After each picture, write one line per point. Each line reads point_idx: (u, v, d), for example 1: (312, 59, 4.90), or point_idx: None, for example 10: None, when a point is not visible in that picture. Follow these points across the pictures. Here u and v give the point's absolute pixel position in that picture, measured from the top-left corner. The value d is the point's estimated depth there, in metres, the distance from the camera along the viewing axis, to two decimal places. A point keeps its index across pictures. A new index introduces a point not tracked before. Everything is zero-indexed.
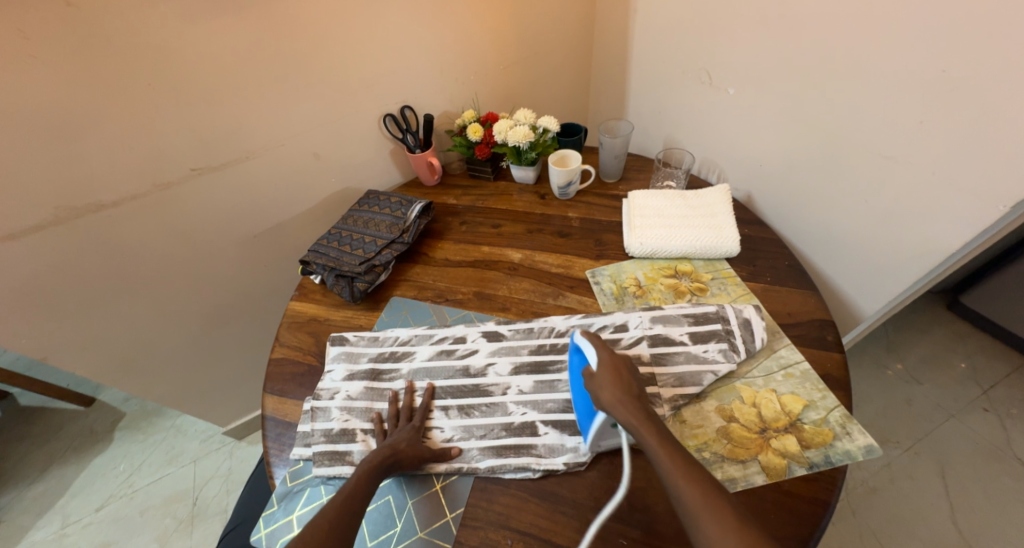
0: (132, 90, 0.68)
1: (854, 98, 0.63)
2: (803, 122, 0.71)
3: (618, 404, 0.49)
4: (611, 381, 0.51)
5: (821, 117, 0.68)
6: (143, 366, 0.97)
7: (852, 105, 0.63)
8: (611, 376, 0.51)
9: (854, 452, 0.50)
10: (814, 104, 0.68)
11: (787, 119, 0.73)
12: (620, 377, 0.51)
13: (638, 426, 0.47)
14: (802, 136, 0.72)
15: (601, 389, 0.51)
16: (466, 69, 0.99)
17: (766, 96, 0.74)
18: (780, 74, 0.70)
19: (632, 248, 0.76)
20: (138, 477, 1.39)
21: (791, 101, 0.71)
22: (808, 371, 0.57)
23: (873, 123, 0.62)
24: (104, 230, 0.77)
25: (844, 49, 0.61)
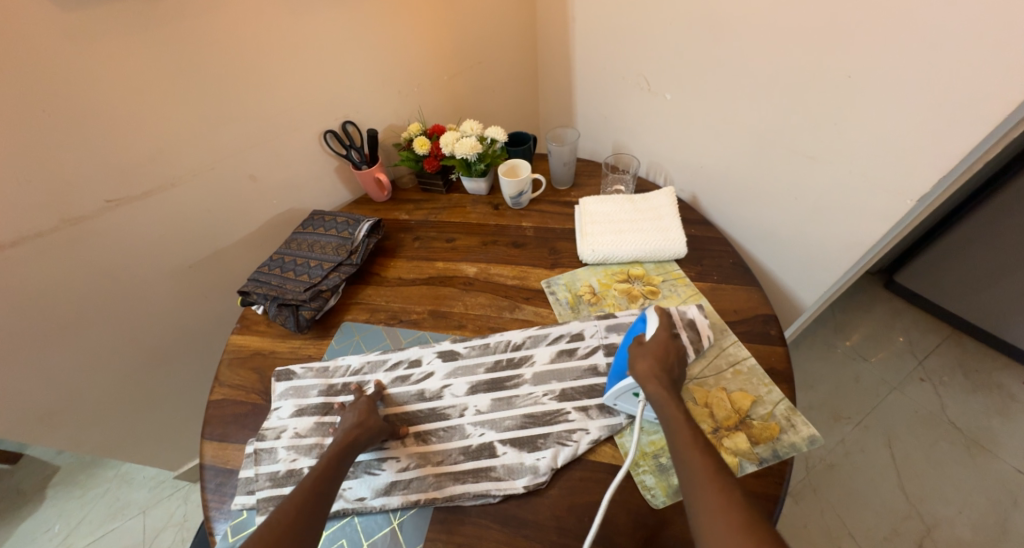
0: (28, 119, 0.62)
1: (778, 101, 0.66)
2: (735, 126, 0.73)
3: (651, 379, 0.50)
4: (654, 355, 0.52)
5: (750, 119, 0.70)
6: (69, 417, 0.88)
7: (776, 107, 0.66)
8: (655, 353, 0.52)
9: (799, 444, 0.51)
10: (743, 108, 0.71)
11: (721, 122, 0.75)
12: (664, 357, 0.52)
13: (665, 404, 0.47)
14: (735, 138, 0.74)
15: (639, 360, 0.52)
16: (408, 81, 0.97)
17: (699, 100, 0.76)
18: (710, 79, 0.73)
19: (585, 255, 0.76)
20: (79, 536, 1.28)
21: (722, 105, 0.73)
22: (754, 366, 0.58)
23: (797, 125, 0.65)
24: (7, 273, 0.69)
25: (765, 55, 0.64)
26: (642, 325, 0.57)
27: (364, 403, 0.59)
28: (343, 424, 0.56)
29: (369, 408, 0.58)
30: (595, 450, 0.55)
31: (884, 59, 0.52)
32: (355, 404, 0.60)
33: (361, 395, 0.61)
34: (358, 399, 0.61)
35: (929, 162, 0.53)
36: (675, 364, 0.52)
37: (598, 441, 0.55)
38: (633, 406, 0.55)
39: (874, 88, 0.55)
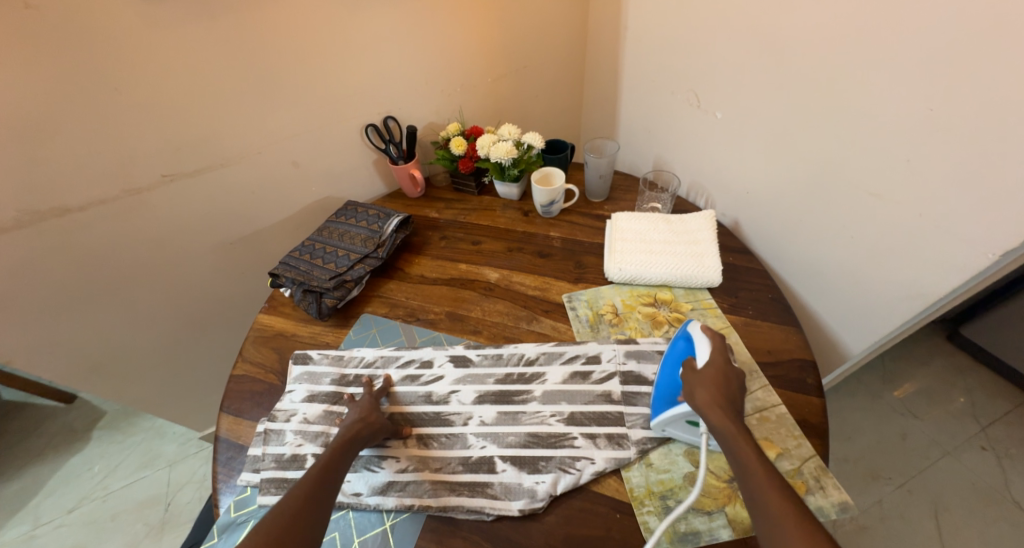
0: (98, 94, 0.66)
1: (843, 129, 0.60)
2: (790, 151, 0.68)
3: (715, 408, 0.46)
4: (713, 382, 0.48)
5: (809, 146, 0.65)
6: (112, 372, 0.94)
7: (839, 136, 0.61)
8: (714, 380, 0.48)
9: (827, 509, 0.45)
10: (802, 133, 0.66)
11: (776, 147, 0.70)
12: (724, 382, 0.48)
13: (733, 436, 0.44)
14: (789, 164, 0.69)
15: (698, 386, 0.48)
16: (453, 81, 0.97)
17: (754, 121, 0.72)
18: (769, 100, 0.68)
19: (612, 273, 0.72)
20: (113, 479, 1.36)
21: (778, 128, 0.69)
22: (784, 415, 0.52)
23: (863, 156, 0.59)
24: (69, 235, 0.74)
25: (833, 78, 0.59)
26: (688, 345, 0.54)
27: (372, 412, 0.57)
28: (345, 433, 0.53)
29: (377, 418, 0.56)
30: (599, 481, 0.51)
31: (973, 93, 0.47)
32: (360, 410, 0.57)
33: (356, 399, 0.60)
34: (355, 402, 0.60)
35: (1018, 212, 0.47)
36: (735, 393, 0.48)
37: (603, 472, 0.52)
38: (686, 433, 0.51)
39: (958, 124, 0.49)
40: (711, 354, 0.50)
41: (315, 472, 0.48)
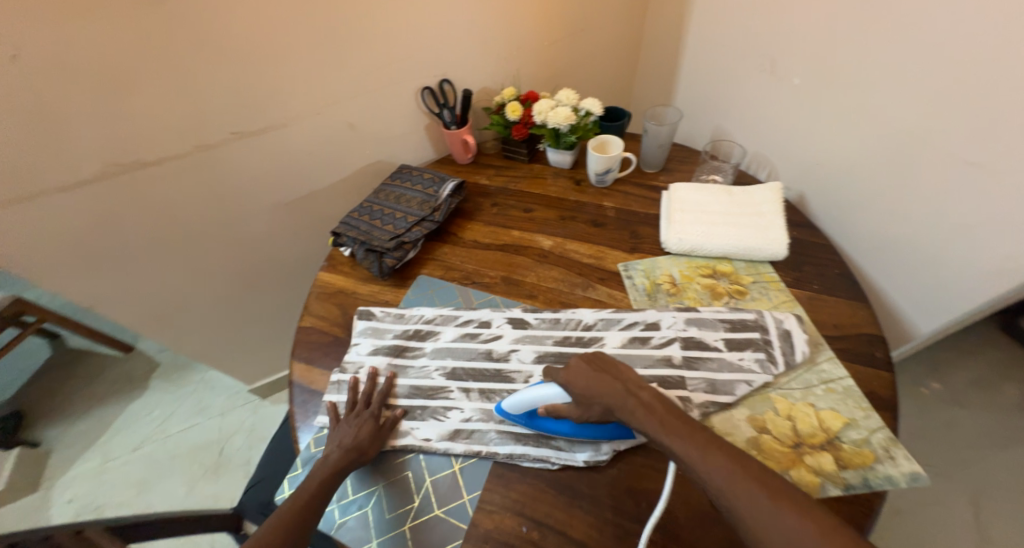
0: (176, 48, 0.67)
1: (942, 92, 0.57)
2: (875, 116, 0.65)
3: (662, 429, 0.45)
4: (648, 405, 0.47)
5: (899, 112, 0.62)
6: (179, 320, 1.01)
7: (935, 100, 0.58)
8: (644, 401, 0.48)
9: (897, 478, 0.45)
10: (893, 98, 0.63)
11: (861, 112, 0.67)
12: (609, 386, 0.50)
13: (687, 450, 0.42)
14: (874, 131, 0.66)
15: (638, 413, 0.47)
16: (509, 43, 0.95)
17: (840, 85, 0.69)
18: (856, 64, 0.66)
19: (670, 244, 0.72)
20: (171, 423, 1.48)
21: (868, 91, 0.65)
22: (851, 387, 0.53)
23: (961, 122, 0.56)
24: (147, 187, 0.78)
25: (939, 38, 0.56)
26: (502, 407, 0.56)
27: (329, 459, 0.53)
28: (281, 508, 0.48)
29: (332, 471, 0.52)
30: None
31: None
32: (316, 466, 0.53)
33: (361, 408, 0.59)
34: (359, 412, 0.58)
35: None
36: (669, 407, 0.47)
37: None
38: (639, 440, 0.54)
39: None
40: (552, 383, 0.53)
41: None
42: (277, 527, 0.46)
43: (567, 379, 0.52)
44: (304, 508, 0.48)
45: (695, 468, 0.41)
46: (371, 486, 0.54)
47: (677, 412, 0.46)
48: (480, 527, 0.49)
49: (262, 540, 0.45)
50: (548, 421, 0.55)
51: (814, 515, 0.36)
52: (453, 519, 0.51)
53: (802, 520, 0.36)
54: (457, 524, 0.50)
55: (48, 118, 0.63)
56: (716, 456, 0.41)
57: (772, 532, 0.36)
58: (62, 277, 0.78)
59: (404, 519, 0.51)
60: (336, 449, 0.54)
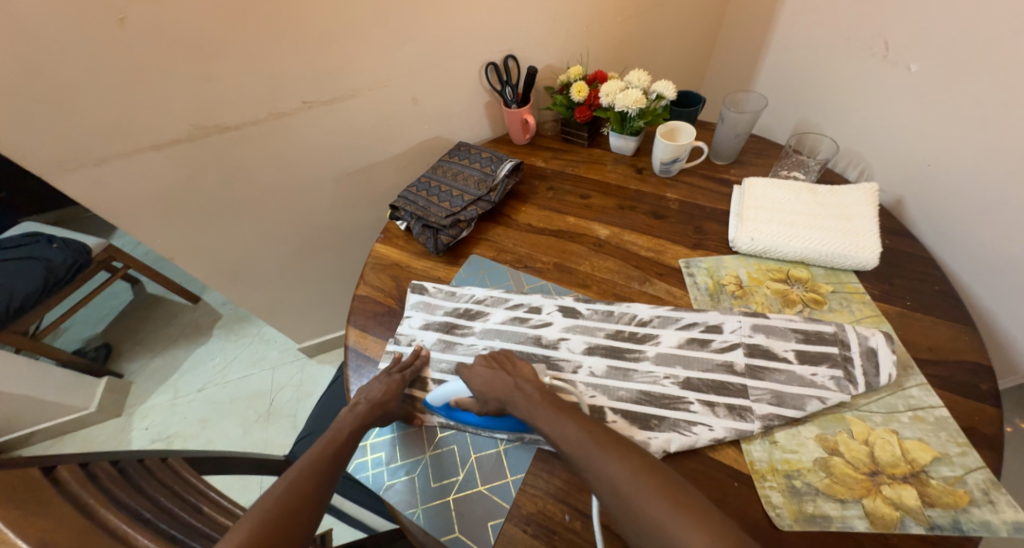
0: (263, 15, 0.69)
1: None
2: (1015, 117, 0.58)
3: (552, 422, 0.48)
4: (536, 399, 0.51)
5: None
6: (243, 277, 1.06)
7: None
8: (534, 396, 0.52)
9: (995, 525, 0.40)
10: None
11: (997, 112, 0.60)
12: (500, 380, 0.54)
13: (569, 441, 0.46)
14: (1010, 135, 0.59)
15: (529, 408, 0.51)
16: (583, 19, 0.91)
17: (974, 79, 0.62)
18: (997, 50, 0.59)
19: (740, 243, 0.67)
20: (230, 371, 1.58)
21: (1010, 87, 0.58)
22: (945, 419, 0.47)
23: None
24: (226, 151, 0.82)
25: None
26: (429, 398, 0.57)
27: (356, 409, 0.55)
28: (310, 449, 0.51)
29: (360, 420, 0.54)
30: (715, 448, 0.50)
31: None
32: (345, 416, 0.55)
33: (392, 373, 0.60)
34: (390, 375, 0.59)
35: None
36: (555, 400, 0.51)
37: (722, 441, 0.49)
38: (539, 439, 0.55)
39: None
40: (457, 383, 0.55)
41: (286, 484, 0.45)
42: (314, 462, 0.49)
43: (466, 375, 0.55)
44: (338, 450, 0.51)
45: (556, 439, 0.47)
46: (418, 454, 0.55)
47: (553, 397, 0.52)
48: (522, 509, 0.49)
49: (300, 471, 0.47)
50: (464, 412, 0.56)
51: (641, 465, 0.43)
52: (496, 497, 0.51)
53: (623, 466, 0.43)
54: (499, 502, 0.50)
55: (145, 79, 0.67)
56: (571, 426, 0.47)
57: (606, 482, 0.42)
58: (148, 230, 0.84)
59: (449, 491, 0.52)
60: (364, 400, 0.56)
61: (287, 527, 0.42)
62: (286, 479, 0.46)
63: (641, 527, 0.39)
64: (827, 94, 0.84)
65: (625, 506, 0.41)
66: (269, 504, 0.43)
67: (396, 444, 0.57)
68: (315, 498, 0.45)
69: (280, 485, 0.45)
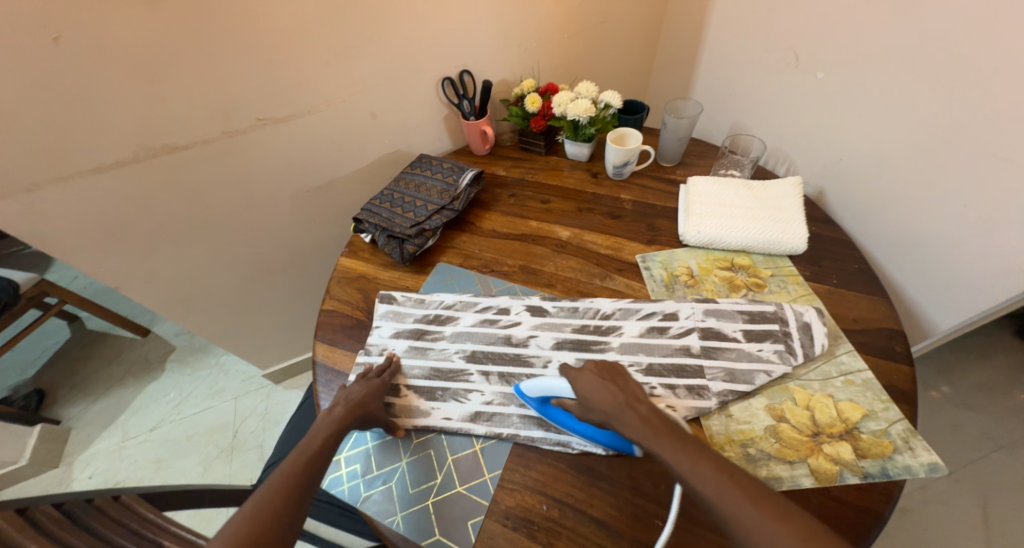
0: (211, 34, 0.69)
1: (977, 92, 0.59)
2: (909, 114, 0.67)
3: (620, 412, 0.49)
4: (603, 391, 0.51)
5: (932, 110, 0.65)
6: (197, 303, 1.02)
7: (970, 100, 0.60)
8: (600, 385, 0.52)
9: (916, 468, 0.46)
10: (929, 96, 0.64)
11: (891, 110, 0.69)
12: (610, 395, 0.50)
13: (642, 432, 0.46)
14: (905, 129, 0.68)
15: (596, 401, 0.51)
16: (531, 35, 0.96)
17: (869, 84, 0.71)
18: (886, 59, 0.68)
19: (688, 236, 0.72)
20: (186, 406, 1.50)
21: (900, 89, 0.67)
22: (871, 380, 0.54)
23: (994, 122, 0.58)
24: (176, 171, 0.79)
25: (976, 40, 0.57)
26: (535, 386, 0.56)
27: (334, 412, 0.54)
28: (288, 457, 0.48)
29: (341, 422, 0.53)
30: None
31: None
32: (323, 419, 0.54)
33: (371, 376, 0.60)
34: (368, 378, 0.60)
35: None
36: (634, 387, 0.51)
37: (683, 419, 0.53)
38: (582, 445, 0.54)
39: None
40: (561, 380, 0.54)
41: (264, 501, 0.43)
42: (296, 466, 0.47)
43: (575, 379, 0.53)
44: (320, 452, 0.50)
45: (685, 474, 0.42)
46: (395, 462, 0.56)
47: (671, 422, 0.46)
48: (501, 504, 0.51)
49: (281, 476, 0.46)
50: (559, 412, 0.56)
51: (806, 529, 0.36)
52: (473, 496, 0.52)
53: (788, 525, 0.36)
54: (477, 500, 0.52)
55: (85, 98, 0.65)
56: (707, 466, 0.42)
57: (721, 509, 0.39)
58: (91, 257, 0.80)
59: (427, 494, 0.53)
60: (342, 403, 0.55)
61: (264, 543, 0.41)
62: (267, 484, 0.44)
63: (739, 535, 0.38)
64: (754, 101, 0.93)
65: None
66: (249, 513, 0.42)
67: (371, 455, 0.57)
68: (291, 514, 0.43)
69: (259, 492, 0.44)
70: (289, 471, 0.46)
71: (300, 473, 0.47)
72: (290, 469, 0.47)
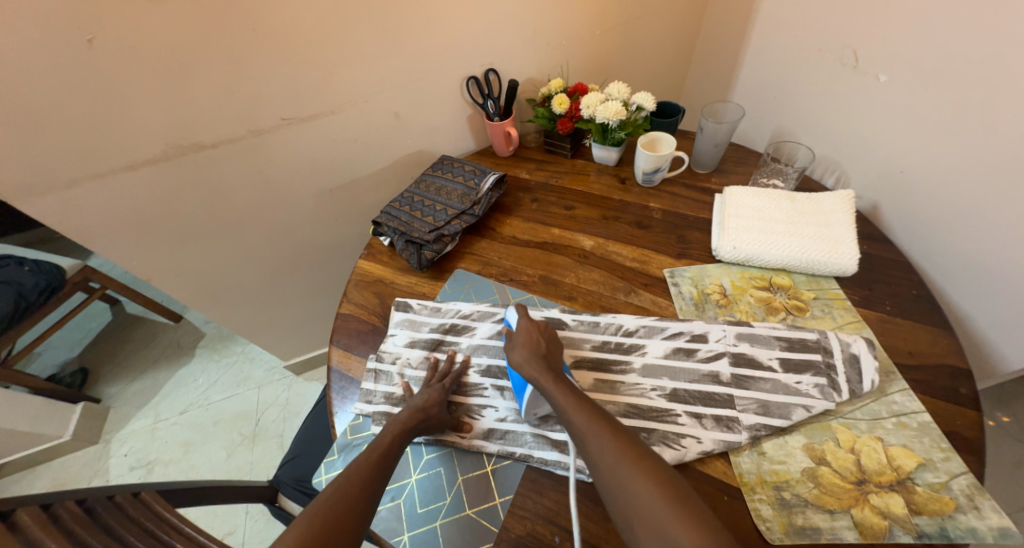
0: (240, 34, 0.68)
1: None
2: (984, 124, 0.60)
3: (527, 362, 0.54)
4: (524, 342, 0.56)
5: (1013, 121, 0.57)
6: (223, 297, 1.04)
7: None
8: (526, 336, 0.57)
9: (981, 531, 0.41)
10: (1010, 104, 0.57)
11: (963, 119, 0.62)
12: (535, 342, 0.56)
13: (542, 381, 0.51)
14: (979, 141, 0.61)
15: (513, 349, 0.56)
16: (563, 33, 0.92)
17: (937, 89, 0.64)
18: (961, 62, 0.61)
19: (723, 251, 0.67)
20: (213, 392, 1.54)
21: (975, 96, 0.60)
22: (928, 424, 0.48)
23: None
24: (204, 169, 0.80)
25: None
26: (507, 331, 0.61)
27: (398, 414, 0.53)
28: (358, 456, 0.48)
29: (403, 423, 0.52)
30: (704, 462, 0.49)
31: None
32: (386, 422, 0.53)
33: (435, 381, 0.59)
34: (432, 384, 0.59)
35: None
36: (549, 345, 0.57)
37: (710, 454, 0.49)
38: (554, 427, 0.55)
39: None
40: (517, 321, 0.60)
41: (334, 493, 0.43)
42: (368, 462, 0.47)
43: (516, 329, 0.58)
44: (382, 455, 0.48)
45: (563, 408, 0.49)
46: (405, 478, 0.54)
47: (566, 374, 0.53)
48: (511, 533, 0.48)
49: (347, 479, 0.45)
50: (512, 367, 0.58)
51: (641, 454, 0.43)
52: (483, 521, 0.50)
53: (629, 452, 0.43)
54: (487, 526, 0.49)
55: (118, 98, 0.66)
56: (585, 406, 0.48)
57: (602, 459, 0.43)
58: (123, 251, 0.82)
59: (436, 516, 0.51)
60: (405, 405, 0.54)
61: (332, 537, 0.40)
62: (333, 485, 0.44)
63: (614, 491, 0.42)
64: (801, 104, 0.86)
65: (609, 484, 0.42)
66: (317, 513, 0.41)
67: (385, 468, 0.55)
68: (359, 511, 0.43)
69: (325, 492, 0.43)
70: (354, 473, 0.45)
71: (367, 477, 0.45)
72: (356, 471, 0.46)
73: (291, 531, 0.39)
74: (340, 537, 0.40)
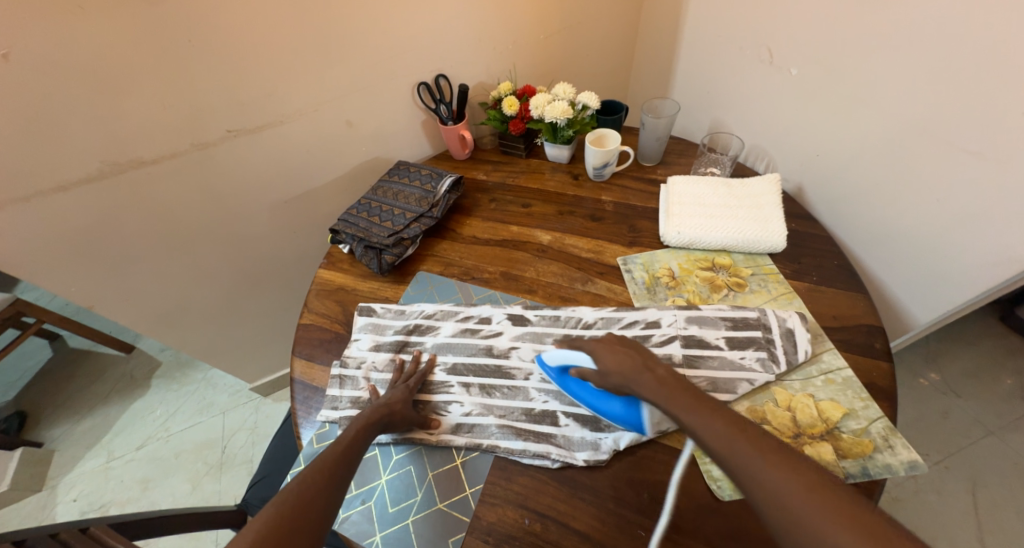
0: (176, 47, 0.67)
1: (944, 88, 0.60)
2: (880, 110, 0.68)
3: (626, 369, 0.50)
4: (613, 348, 0.53)
5: (902, 105, 0.65)
6: (178, 319, 1.00)
7: (941, 94, 0.60)
8: (617, 345, 0.53)
9: (895, 467, 0.46)
10: (898, 91, 0.65)
11: (863, 105, 0.70)
12: (626, 351, 0.52)
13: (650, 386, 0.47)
14: (877, 125, 0.69)
15: (605, 357, 0.52)
16: (506, 37, 0.95)
17: (839, 80, 0.71)
18: (857, 55, 0.68)
19: (669, 237, 0.72)
20: (174, 422, 1.47)
21: (870, 85, 0.68)
22: (850, 378, 0.54)
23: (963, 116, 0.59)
24: (147, 187, 0.78)
25: (942, 34, 0.58)
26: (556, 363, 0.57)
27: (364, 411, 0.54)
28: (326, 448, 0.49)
29: (368, 418, 0.53)
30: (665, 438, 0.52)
31: None
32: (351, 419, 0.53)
33: (401, 381, 0.60)
34: (398, 384, 0.60)
35: None
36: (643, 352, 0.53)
37: None
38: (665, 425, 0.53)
39: None
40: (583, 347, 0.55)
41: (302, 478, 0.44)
42: (335, 454, 0.48)
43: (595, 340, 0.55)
44: (350, 447, 0.50)
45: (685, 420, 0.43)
46: (374, 480, 0.55)
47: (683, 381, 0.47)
48: (483, 520, 0.50)
49: (316, 469, 0.46)
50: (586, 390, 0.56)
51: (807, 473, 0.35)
52: (455, 513, 0.51)
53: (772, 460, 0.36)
54: (459, 517, 0.51)
55: (45, 116, 0.63)
56: (715, 417, 0.41)
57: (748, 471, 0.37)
58: (62, 278, 0.78)
59: (407, 512, 0.52)
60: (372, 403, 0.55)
61: (298, 520, 0.41)
62: (301, 474, 0.45)
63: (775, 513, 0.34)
64: (731, 98, 0.93)
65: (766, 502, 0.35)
66: (286, 499, 0.42)
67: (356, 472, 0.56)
68: (326, 495, 0.44)
69: (296, 478, 0.44)
70: (323, 464, 0.46)
71: (335, 466, 0.47)
72: (326, 461, 0.47)
73: (261, 515, 0.40)
74: (308, 522, 0.41)
